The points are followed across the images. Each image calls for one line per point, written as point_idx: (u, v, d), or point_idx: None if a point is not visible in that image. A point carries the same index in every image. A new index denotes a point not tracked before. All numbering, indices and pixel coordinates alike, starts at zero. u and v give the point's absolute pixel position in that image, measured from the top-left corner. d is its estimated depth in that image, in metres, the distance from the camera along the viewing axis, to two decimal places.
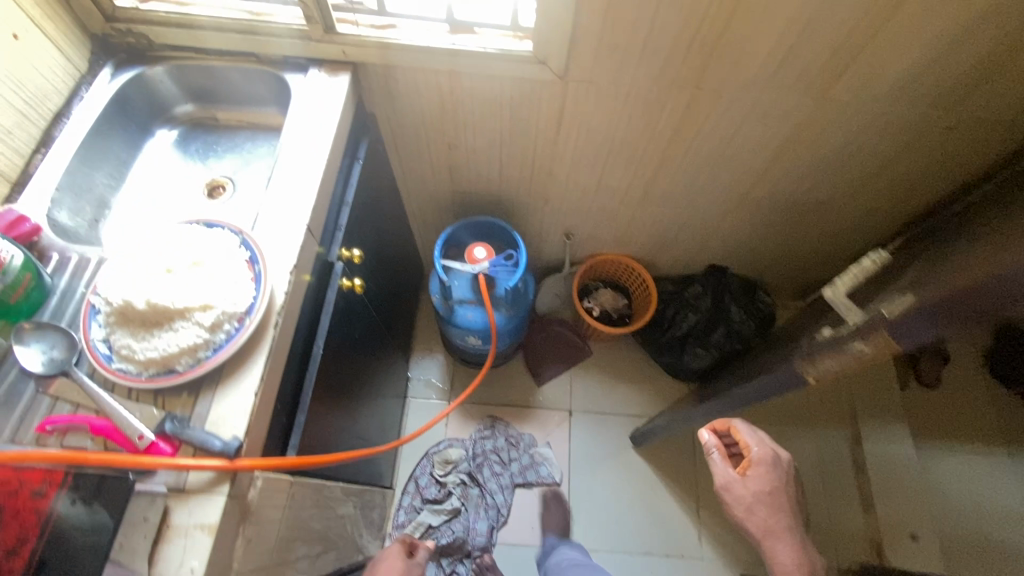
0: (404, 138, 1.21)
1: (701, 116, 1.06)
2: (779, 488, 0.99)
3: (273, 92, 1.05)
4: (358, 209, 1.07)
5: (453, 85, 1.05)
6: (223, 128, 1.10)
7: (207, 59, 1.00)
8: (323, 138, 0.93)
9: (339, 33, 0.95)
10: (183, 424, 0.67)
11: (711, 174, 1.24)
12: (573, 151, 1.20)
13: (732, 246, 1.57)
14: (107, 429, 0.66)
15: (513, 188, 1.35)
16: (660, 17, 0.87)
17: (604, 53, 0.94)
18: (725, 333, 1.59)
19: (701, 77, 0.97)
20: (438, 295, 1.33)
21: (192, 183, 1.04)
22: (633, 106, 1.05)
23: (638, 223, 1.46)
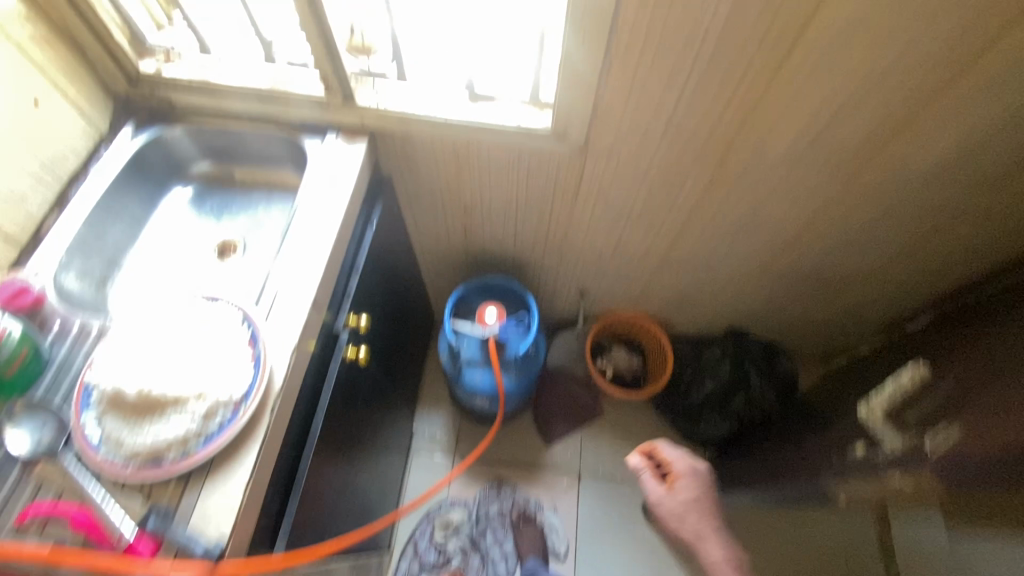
0: (419, 197, 1.20)
1: (726, 190, 1.02)
2: (703, 496, 1.13)
3: (290, 153, 1.05)
4: (369, 274, 1.04)
5: (470, 152, 1.03)
6: (239, 186, 1.10)
7: (227, 122, 1.01)
8: (335, 206, 0.91)
9: (357, 102, 0.95)
10: (166, 523, 0.63)
11: (733, 244, 1.20)
12: (590, 217, 1.16)
13: (754, 310, 1.51)
14: (88, 523, 0.63)
15: (528, 248, 1.32)
16: (685, 98, 0.84)
17: (625, 130, 0.91)
18: (745, 401, 1.52)
19: (727, 154, 0.94)
20: (446, 356, 1.30)
21: (203, 242, 1.03)
22: (654, 179, 1.02)
23: (656, 286, 1.42)
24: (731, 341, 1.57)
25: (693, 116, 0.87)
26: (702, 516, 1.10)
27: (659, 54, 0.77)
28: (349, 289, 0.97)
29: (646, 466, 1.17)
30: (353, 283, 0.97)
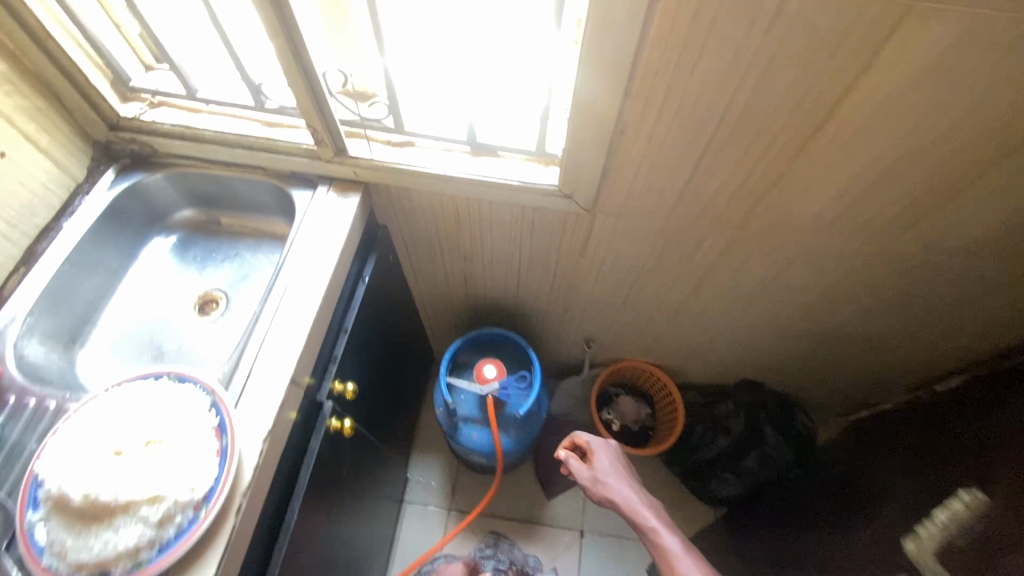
0: (415, 246, 1.13)
1: (745, 254, 0.95)
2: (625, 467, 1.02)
3: (278, 202, 0.98)
4: (359, 334, 0.97)
5: (469, 207, 0.97)
6: (225, 234, 1.04)
7: (214, 170, 0.96)
8: (322, 266, 0.84)
9: (350, 155, 0.89)
10: None
11: (751, 303, 1.12)
12: (598, 273, 1.09)
13: (769, 364, 1.42)
14: None
15: (531, 299, 1.24)
16: (704, 164, 0.77)
17: (639, 193, 0.84)
18: (759, 459, 1.42)
19: (748, 220, 0.86)
20: (442, 409, 1.19)
21: (184, 295, 0.97)
22: (669, 240, 0.94)
23: (667, 338, 1.34)
24: (745, 396, 1.49)
25: (713, 182, 0.80)
26: (626, 488, 0.95)
27: (677, 120, 0.70)
28: (335, 354, 0.90)
29: (571, 455, 1.03)
30: (340, 348, 0.90)
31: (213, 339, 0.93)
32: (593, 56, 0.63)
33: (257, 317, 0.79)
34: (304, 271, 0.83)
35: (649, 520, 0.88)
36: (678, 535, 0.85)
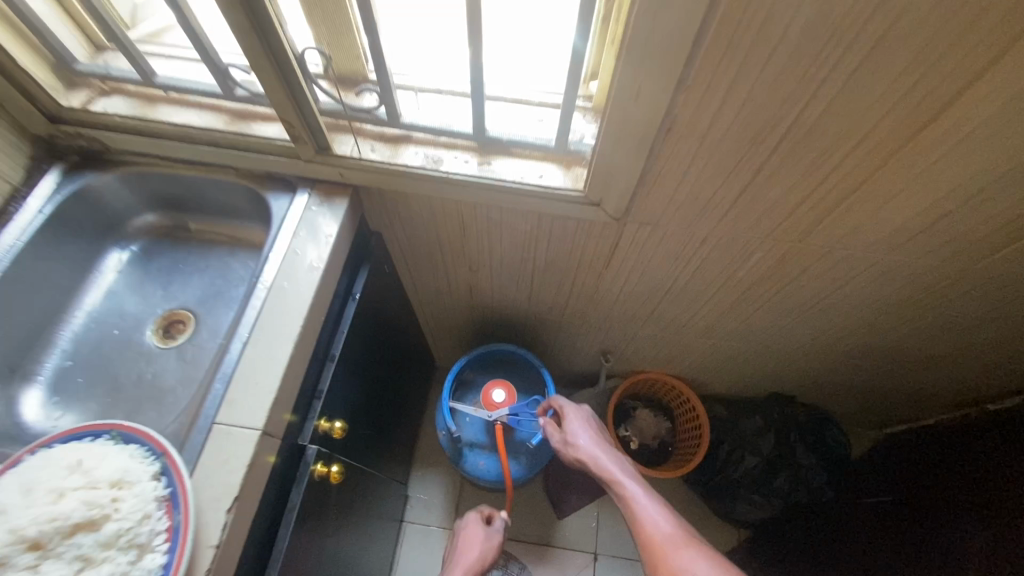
0: (414, 254, 1.00)
1: (798, 269, 0.81)
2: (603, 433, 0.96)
3: (253, 207, 0.85)
4: (350, 360, 0.84)
5: (476, 214, 0.83)
6: (194, 241, 0.91)
7: (179, 170, 0.82)
8: (302, 286, 0.70)
9: (334, 154, 0.76)
10: None
11: (796, 320, 0.98)
12: (622, 287, 0.95)
13: (805, 379, 1.29)
14: None
15: (544, 311, 1.11)
16: (765, 171, 0.63)
17: (680, 203, 0.70)
18: (790, 481, 1.30)
19: (808, 233, 0.73)
20: (444, 434, 1.07)
21: (145, 315, 0.84)
22: (710, 254, 0.80)
23: (694, 353, 1.20)
24: (777, 411, 1.37)
25: (773, 190, 0.65)
26: (597, 443, 0.94)
27: (740, 116, 0.56)
28: (320, 388, 0.77)
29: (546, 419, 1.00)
30: (327, 382, 0.77)
31: (179, 368, 0.80)
32: (640, 34, 0.48)
33: (223, 352, 0.66)
34: (279, 295, 0.70)
35: (620, 476, 0.88)
36: (648, 488, 0.87)
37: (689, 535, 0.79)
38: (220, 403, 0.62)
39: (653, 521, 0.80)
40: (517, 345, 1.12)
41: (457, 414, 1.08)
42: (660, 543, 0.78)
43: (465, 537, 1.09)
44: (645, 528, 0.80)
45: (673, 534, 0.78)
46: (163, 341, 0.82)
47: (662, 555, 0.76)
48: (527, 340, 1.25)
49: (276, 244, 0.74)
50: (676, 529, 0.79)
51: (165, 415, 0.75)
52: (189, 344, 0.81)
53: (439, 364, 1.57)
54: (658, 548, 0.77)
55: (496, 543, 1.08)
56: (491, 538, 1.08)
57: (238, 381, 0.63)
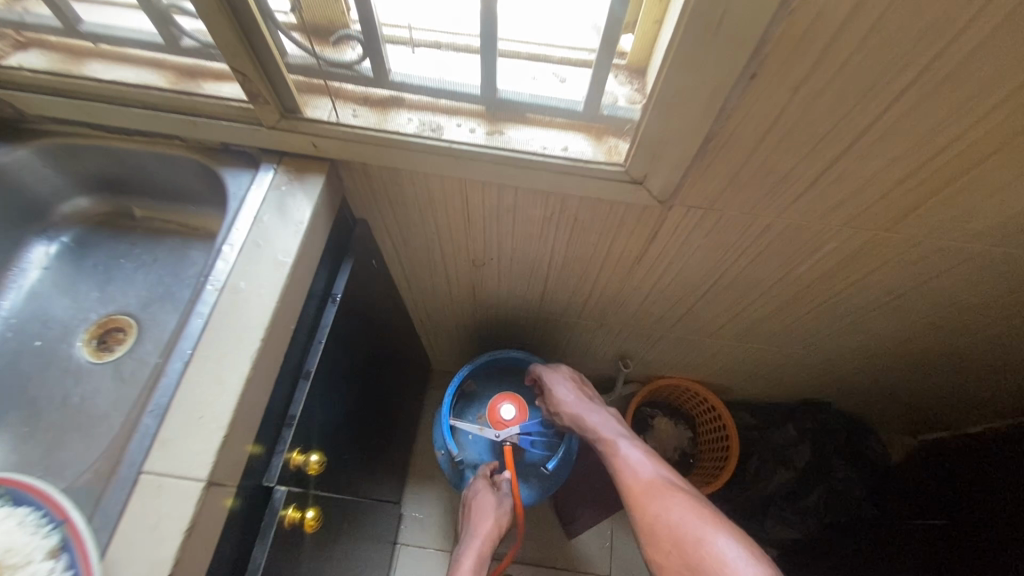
0: (407, 245, 0.84)
1: (876, 265, 0.67)
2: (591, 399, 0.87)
3: (209, 188, 0.69)
4: (329, 376, 0.69)
5: (484, 196, 0.67)
6: (139, 230, 0.74)
7: (114, 141, 0.66)
8: (264, 286, 0.55)
9: (305, 118, 0.60)
10: None
11: (855, 324, 0.84)
12: (655, 285, 0.80)
13: (846, 387, 1.15)
14: None
15: (559, 312, 0.96)
16: (867, 138, 0.48)
17: (745, 181, 0.55)
18: (824, 496, 1.19)
19: (901, 221, 0.58)
20: (443, 455, 0.91)
21: (76, 322, 0.68)
22: (771, 245, 0.66)
23: (726, 359, 1.06)
24: (810, 421, 1.22)
25: (872, 166, 0.51)
26: (581, 397, 0.88)
27: (853, 59, 0.41)
28: (292, 413, 0.61)
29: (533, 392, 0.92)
30: (300, 405, 0.62)
31: (115, 388, 0.64)
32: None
33: (158, 374, 0.50)
34: (234, 299, 0.54)
35: (602, 429, 0.84)
36: (634, 440, 0.82)
37: (674, 482, 0.75)
38: (149, 446, 0.46)
39: (637, 470, 0.77)
40: (525, 353, 0.97)
41: (458, 433, 0.93)
42: (641, 492, 0.74)
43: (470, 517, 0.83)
44: (628, 476, 0.77)
45: (656, 482, 0.74)
46: (97, 355, 0.66)
47: (644, 502, 0.73)
48: (537, 343, 1.10)
49: (231, 234, 0.58)
50: (660, 477, 0.75)
51: (93, 450, 0.59)
52: (128, 358, 0.66)
53: (436, 366, 1.41)
54: (640, 496, 0.74)
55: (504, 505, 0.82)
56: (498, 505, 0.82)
57: (175, 415, 0.48)
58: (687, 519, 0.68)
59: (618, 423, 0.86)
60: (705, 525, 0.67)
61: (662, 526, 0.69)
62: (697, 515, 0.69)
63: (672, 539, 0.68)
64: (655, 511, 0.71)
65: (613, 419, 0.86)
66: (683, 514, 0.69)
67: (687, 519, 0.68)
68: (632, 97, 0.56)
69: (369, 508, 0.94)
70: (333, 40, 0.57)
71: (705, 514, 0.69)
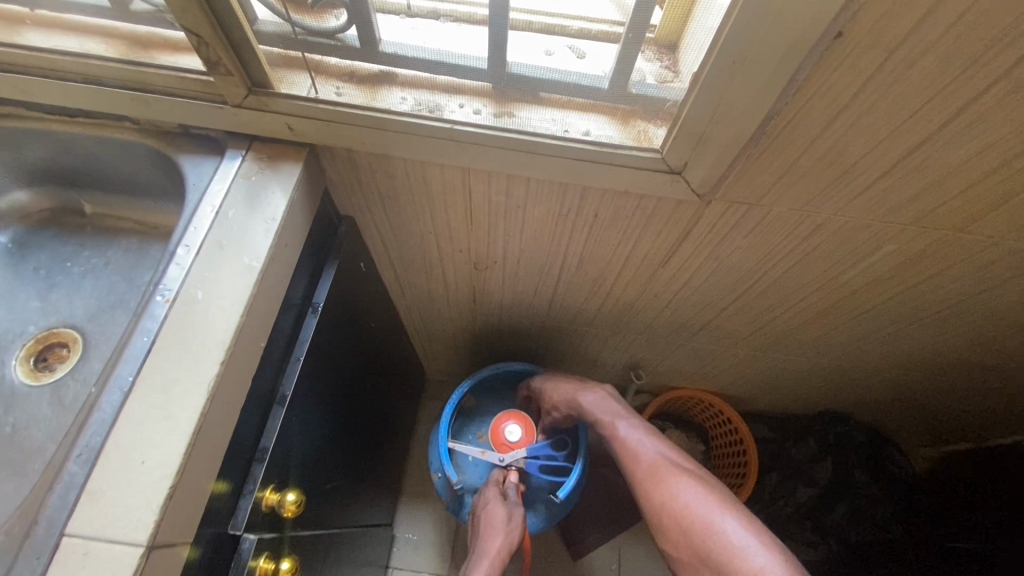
0: (399, 245, 0.74)
1: (937, 268, 0.58)
2: (582, 387, 0.78)
3: (168, 179, 0.59)
4: (311, 398, 0.60)
5: (488, 189, 0.58)
6: (89, 229, 0.65)
7: (57, 123, 0.56)
8: (225, 295, 0.45)
9: (279, 94, 0.51)
10: None
11: (897, 334, 0.76)
12: (679, 291, 0.72)
13: (874, 403, 1.06)
14: None
15: (567, 319, 0.87)
16: (960, 118, 0.40)
17: (801, 171, 0.47)
18: (848, 514, 1.09)
19: (979, 219, 0.50)
20: (439, 479, 0.82)
21: (11, 337, 0.59)
22: (819, 247, 0.57)
23: (747, 370, 0.98)
24: (830, 433, 1.12)
25: (959, 154, 0.43)
26: (571, 383, 0.79)
27: (968, 14, 0.33)
28: (264, 446, 0.52)
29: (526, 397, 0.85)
30: (275, 435, 0.52)
31: (53, 415, 0.54)
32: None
33: (92, 405, 0.41)
34: (189, 312, 0.44)
35: (596, 410, 0.75)
36: (633, 418, 0.73)
37: (680, 462, 0.66)
38: (75, 500, 0.37)
39: (637, 452, 0.68)
40: (531, 365, 0.88)
41: (457, 454, 0.85)
42: (643, 476, 0.66)
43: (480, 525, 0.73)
44: (629, 460, 0.68)
45: (660, 464, 0.66)
46: (34, 376, 0.56)
47: (648, 488, 0.65)
48: (542, 353, 1.02)
49: (188, 233, 0.48)
50: (664, 457, 0.67)
51: (23, 491, 0.49)
52: (71, 380, 0.56)
53: (430, 375, 1.32)
54: (643, 481, 0.65)
55: (519, 513, 0.73)
56: (513, 512, 0.73)
57: (111, 460, 0.38)
58: (694, 505, 0.60)
59: (615, 398, 0.77)
60: (715, 509, 0.59)
61: (668, 515, 0.61)
62: (707, 498, 0.61)
63: (681, 529, 0.60)
64: (659, 498, 0.63)
65: (609, 394, 0.77)
66: (690, 499, 0.61)
67: (695, 505, 0.60)
68: (663, 74, 0.46)
69: (356, 538, 0.84)
70: (313, 3, 0.46)
71: (715, 496, 0.61)
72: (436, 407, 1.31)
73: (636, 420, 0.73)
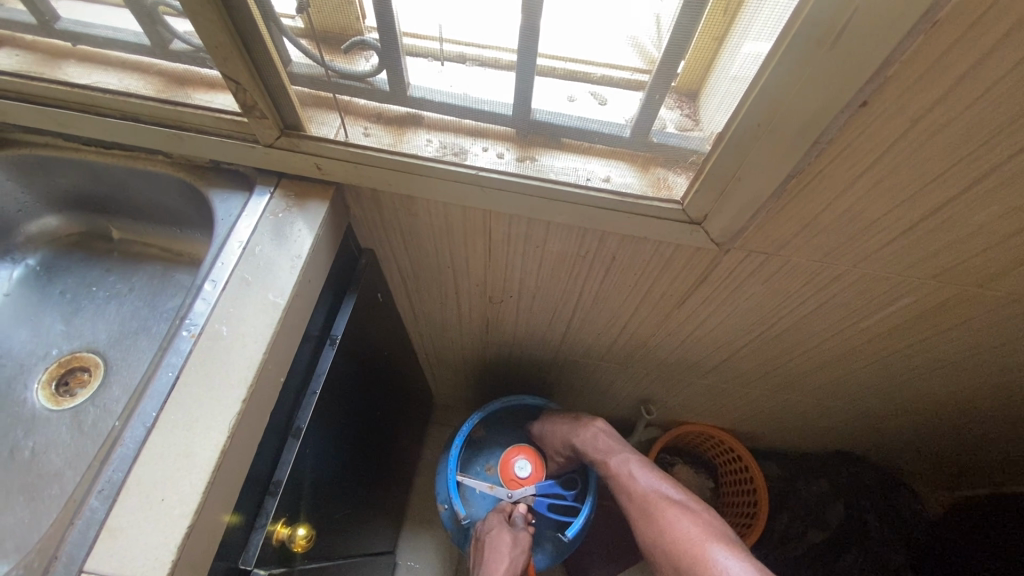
0: (417, 276, 0.75)
1: (956, 321, 0.58)
2: (575, 424, 0.78)
3: (196, 210, 0.61)
4: (324, 428, 0.60)
5: (508, 229, 0.59)
6: (116, 255, 0.66)
7: (94, 154, 0.58)
8: (250, 331, 0.46)
9: (309, 136, 0.52)
10: None
11: (915, 382, 0.75)
12: (693, 331, 0.72)
13: (888, 445, 1.04)
14: None
15: (579, 354, 0.87)
16: (982, 184, 0.40)
17: (822, 225, 0.47)
18: (861, 560, 1.05)
19: (1001, 277, 0.50)
20: (445, 510, 0.81)
21: (35, 360, 0.60)
22: (837, 297, 0.57)
23: (760, 409, 0.97)
24: (843, 475, 1.11)
25: (983, 216, 0.43)
26: (564, 422, 0.79)
27: (998, 86, 0.33)
28: (277, 479, 0.52)
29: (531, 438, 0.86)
30: (288, 468, 0.52)
31: (72, 441, 0.55)
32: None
33: (115, 440, 0.41)
34: (215, 347, 0.45)
35: (588, 447, 0.74)
36: (626, 451, 0.72)
37: (673, 495, 0.65)
38: (94, 537, 0.37)
39: (630, 487, 0.68)
40: (543, 401, 0.87)
41: (463, 488, 0.84)
42: (637, 511, 0.65)
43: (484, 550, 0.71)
44: (623, 495, 0.68)
45: (651, 499, 0.65)
46: (55, 400, 0.57)
47: (642, 524, 0.64)
48: (552, 384, 1.01)
49: (215, 268, 0.49)
50: (657, 491, 0.66)
51: (40, 518, 0.50)
52: (91, 406, 0.57)
53: (438, 401, 1.32)
54: (637, 518, 0.65)
55: (525, 543, 0.71)
56: (519, 541, 0.71)
57: (131, 496, 0.39)
58: (683, 538, 0.59)
59: (609, 432, 0.76)
60: (704, 540, 0.58)
61: (661, 551, 0.61)
62: (696, 531, 0.60)
63: (672, 565, 0.59)
64: (652, 533, 0.62)
65: (602, 428, 0.76)
66: (679, 532, 0.60)
67: (684, 538, 0.59)
68: (683, 123, 0.46)
69: (360, 568, 0.84)
70: (346, 48, 0.47)
71: (705, 529, 0.60)
72: (445, 432, 1.31)
73: (629, 455, 0.72)
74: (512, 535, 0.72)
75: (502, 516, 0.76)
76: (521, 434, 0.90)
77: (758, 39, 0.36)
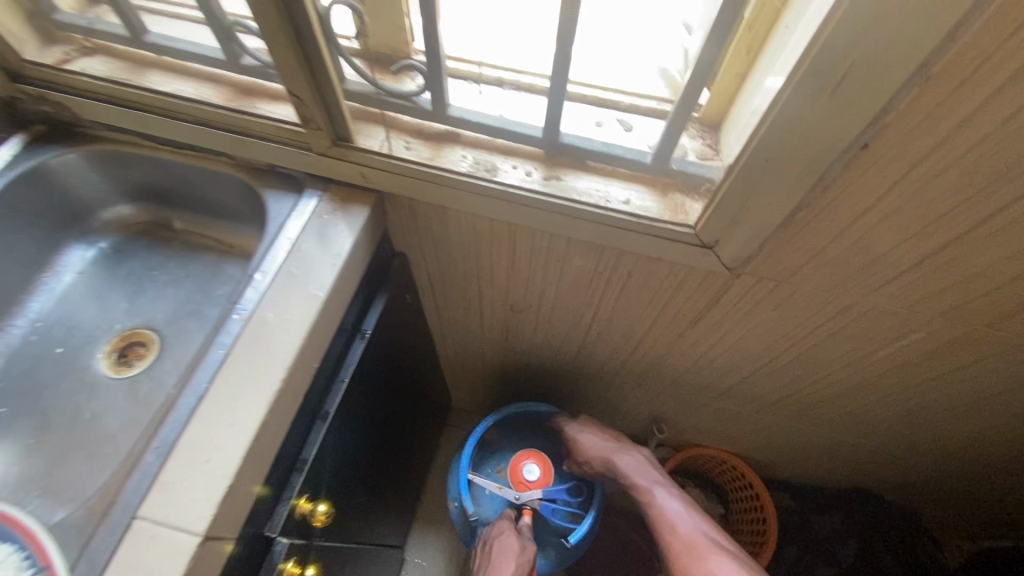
0: (444, 282, 0.80)
1: (967, 359, 0.58)
2: (621, 449, 0.81)
3: (252, 208, 0.67)
4: (348, 416, 0.65)
5: (532, 241, 0.63)
6: (176, 244, 0.73)
7: (168, 153, 0.65)
8: (291, 320, 0.51)
9: (356, 146, 0.57)
10: None
11: (930, 420, 0.75)
12: (706, 353, 0.74)
13: (902, 485, 1.03)
14: None
15: (594, 367, 0.90)
16: (985, 226, 0.42)
17: (830, 256, 0.50)
18: None
19: (1010, 318, 0.50)
20: (455, 507, 0.85)
21: (100, 335, 0.66)
22: (847, 327, 0.59)
23: (773, 437, 0.97)
24: (854, 512, 1.10)
25: (989, 257, 0.44)
26: (610, 442, 0.82)
27: (993, 135, 0.36)
28: (304, 457, 0.56)
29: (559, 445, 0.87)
30: (314, 448, 0.57)
31: (127, 407, 0.61)
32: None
33: (170, 406, 0.47)
34: (260, 331, 0.50)
35: (638, 476, 0.77)
36: (672, 490, 0.75)
37: (717, 541, 0.68)
38: (147, 489, 0.42)
39: (675, 527, 0.70)
40: (553, 410, 0.90)
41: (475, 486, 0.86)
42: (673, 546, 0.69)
43: (490, 553, 0.74)
44: (666, 532, 0.70)
45: (698, 541, 0.67)
46: (116, 370, 0.63)
47: (684, 561, 0.66)
48: (566, 395, 1.04)
49: (265, 261, 0.55)
50: (702, 534, 0.69)
51: (94, 473, 0.55)
52: (146, 377, 0.63)
53: (455, 405, 1.35)
54: (678, 555, 0.67)
55: (531, 554, 0.74)
56: (525, 550, 0.74)
57: (180, 456, 0.44)
58: None
59: (655, 468, 0.79)
60: None
61: None
62: None
63: None
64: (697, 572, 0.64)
65: (649, 460, 0.80)
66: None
67: None
68: (701, 150, 0.53)
69: (369, 557, 0.87)
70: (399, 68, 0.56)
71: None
72: (459, 436, 1.34)
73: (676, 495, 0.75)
74: (517, 544, 0.75)
75: (507, 523, 0.78)
76: (531, 440, 0.91)
77: (777, 75, 0.41)
